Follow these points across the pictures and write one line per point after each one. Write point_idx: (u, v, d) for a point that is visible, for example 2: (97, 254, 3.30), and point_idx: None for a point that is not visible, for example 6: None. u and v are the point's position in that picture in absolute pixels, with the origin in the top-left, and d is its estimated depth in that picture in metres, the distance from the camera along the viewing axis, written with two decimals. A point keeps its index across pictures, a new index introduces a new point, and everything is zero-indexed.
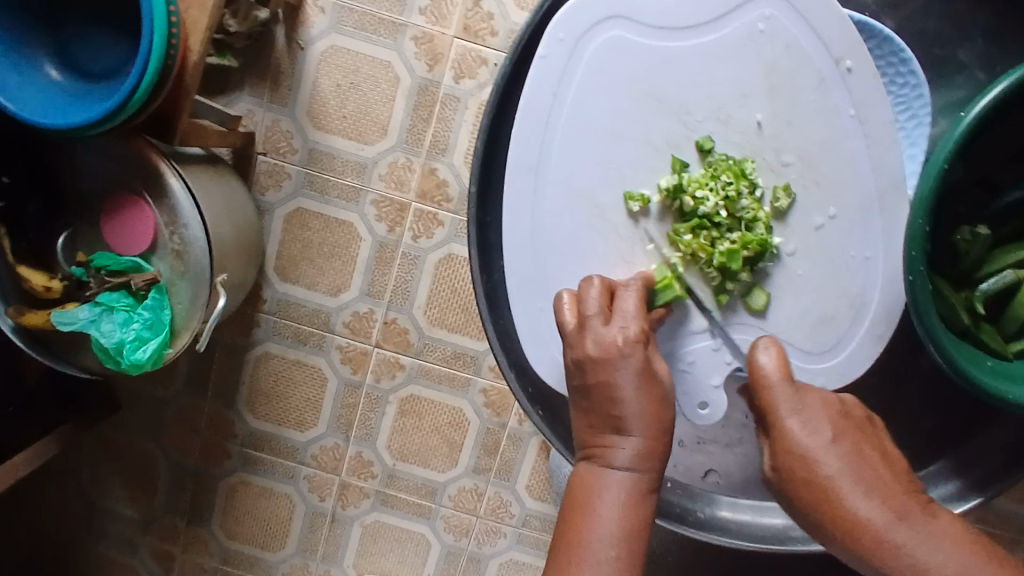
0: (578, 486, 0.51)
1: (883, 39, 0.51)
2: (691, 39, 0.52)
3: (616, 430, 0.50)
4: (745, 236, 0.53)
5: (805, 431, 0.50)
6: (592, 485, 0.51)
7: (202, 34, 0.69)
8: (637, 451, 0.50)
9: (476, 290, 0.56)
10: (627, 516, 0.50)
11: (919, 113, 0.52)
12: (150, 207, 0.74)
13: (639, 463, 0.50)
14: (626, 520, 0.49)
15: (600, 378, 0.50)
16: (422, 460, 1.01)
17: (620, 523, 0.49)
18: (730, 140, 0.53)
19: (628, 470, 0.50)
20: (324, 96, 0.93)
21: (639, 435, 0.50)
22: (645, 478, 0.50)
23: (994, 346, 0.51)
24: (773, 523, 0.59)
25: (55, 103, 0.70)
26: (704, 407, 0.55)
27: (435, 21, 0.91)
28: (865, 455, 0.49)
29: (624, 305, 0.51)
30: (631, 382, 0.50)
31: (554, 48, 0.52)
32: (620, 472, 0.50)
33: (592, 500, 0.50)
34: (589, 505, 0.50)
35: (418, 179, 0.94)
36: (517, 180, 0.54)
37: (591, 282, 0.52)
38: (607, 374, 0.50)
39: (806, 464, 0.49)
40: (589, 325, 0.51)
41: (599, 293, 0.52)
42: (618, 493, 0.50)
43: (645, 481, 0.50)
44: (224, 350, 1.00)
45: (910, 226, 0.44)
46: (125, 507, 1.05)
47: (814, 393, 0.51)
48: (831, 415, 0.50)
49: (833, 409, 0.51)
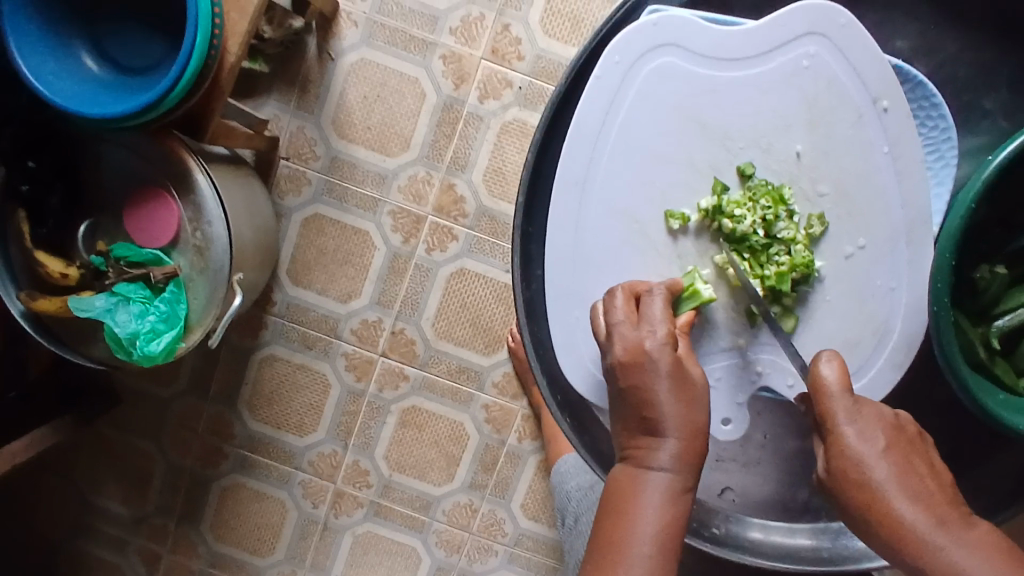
0: (617, 490, 0.51)
1: (917, 83, 0.53)
2: (737, 70, 0.54)
3: (652, 432, 0.50)
4: (793, 258, 0.55)
5: (858, 439, 0.47)
6: (630, 487, 0.50)
7: (240, 38, 0.71)
8: (674, 453, 0.50)
9: (516, 298, 0.58)
10: (667, 520, 0.49)
11: (946, 154, 0.54)
12: (176, 201, 0.75)
13: (678, 464, 0.50)
14: (664, 522, 0.49)
15: (633, 381, 0.51)
16: (419, 472, 1.01)
17: (658, 524, 0.49)
18: (769, 168, 0.55)
19: (666, 473, 0.50)
20: (350, 107, 0.95)
21: (674, 436, 0.50)
22: (683, 479, 0.50)
23: (1005, 379, 0.53)
24: (795, 543, 0.60)
25: (88, 93, 0.71)
26: (727, 424, 0.57)
27: (464, 42, 0.93)
28: (914, 466, 0.47)
29: (651, 309, 0.52)
30: (670, 386, 0.50)
31: (608, 70, 0.55)
32: (658, 474, 0.50)
33: (628, 504, 0.50)
34: (626, 510, 0.50)
35: (436, 193, 0.96)
36: (563, 193, 0.56)
37: (614, 294, 0.53)
38: (642, 377, 0.50)
39: (841, 461, 0.47)
40: (614, 330, 0.52)
41: (623, 303, 0.53)
42: (656, 495, 0.49)
43: (681, 482, 0.50)
44: (229, 350, 1.01)
45: (937, 258, 0.46)
46: (116, 503, 1.03)
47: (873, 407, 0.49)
48: (886, 428, 0.48)
49: (889, 422, 0.48)
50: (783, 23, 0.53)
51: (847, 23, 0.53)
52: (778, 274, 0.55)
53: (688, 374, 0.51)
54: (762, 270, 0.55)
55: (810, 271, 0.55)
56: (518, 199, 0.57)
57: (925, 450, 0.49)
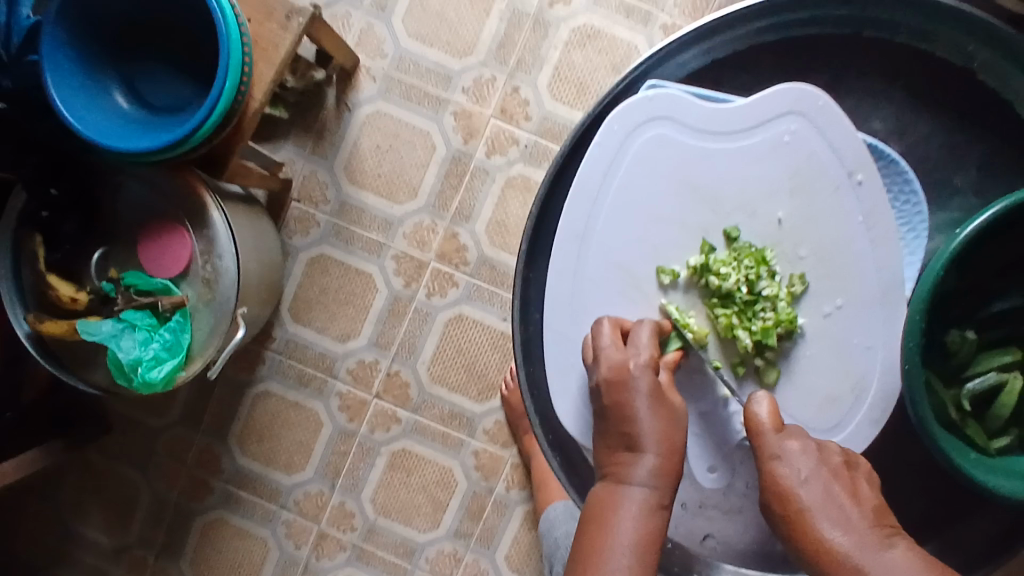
0: (598, 504, 0.54)
1: (889, 160, 0.57)
2: (725, 142, 0.58)
3: (630, 447, 0.54)
4: (778, 314, 0.58)
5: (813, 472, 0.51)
6: (611, 501, 0.53)
7: (265, 86, 0.76)
8: (651, 469, 0.53)
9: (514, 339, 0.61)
10: (644, 532, 0.52)
11: (918, 227, 0.57)
12: (191, 235, 0.78)
13: (655, 479, 0.53)
14: (641, 533, 0.52)
15: (617, 399, 0.54)
16: (405, 517, 1.01)
17: (635, 535, 0.52)
18: (755, 231, 0.58)
19: (645, 487, 0.53)
20: (363, 155, 0.99)
21: (652, 452, 0.53)
22: (659, 495, 0.53)
23: (977, 440, 0.56)
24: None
25: (114, 128, 0.75)
26: (712, 470, 0.59)
27: (475, 100, 0.98)
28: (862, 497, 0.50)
29: (638, 336, 0.56)
30: (652, 406, 0.53)
31: (608, 137, 0.58)
32: (636, 488, 0.53)
33: (608, 516, 0.52)
34: (605, 521, 0.52)
35: (439, 241, 0.99)
36: (564, 246, 0.60)
37: (602, 325, 0.57)
38: (626, 397, 0.54)
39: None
40: (601, 355, 0.56)
41: (611, 331, 0.57)
42: (633, 508, 0.52)
43: (657, 497, 0.53)
44: (226, 384, 1.02)
45: (908, 321, 0.49)
46: (96, 533, 1.02)
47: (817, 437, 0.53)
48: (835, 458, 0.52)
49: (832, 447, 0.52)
50: (767, 102, 0.57)
51: (824, 103, 0.57)
52: (763, 329, 0.57)
53: (667, 399, 0.54)
54: (748, 325, 0.57)
55: (794, 327, 0.58)
56: (522, 246, 0.60)
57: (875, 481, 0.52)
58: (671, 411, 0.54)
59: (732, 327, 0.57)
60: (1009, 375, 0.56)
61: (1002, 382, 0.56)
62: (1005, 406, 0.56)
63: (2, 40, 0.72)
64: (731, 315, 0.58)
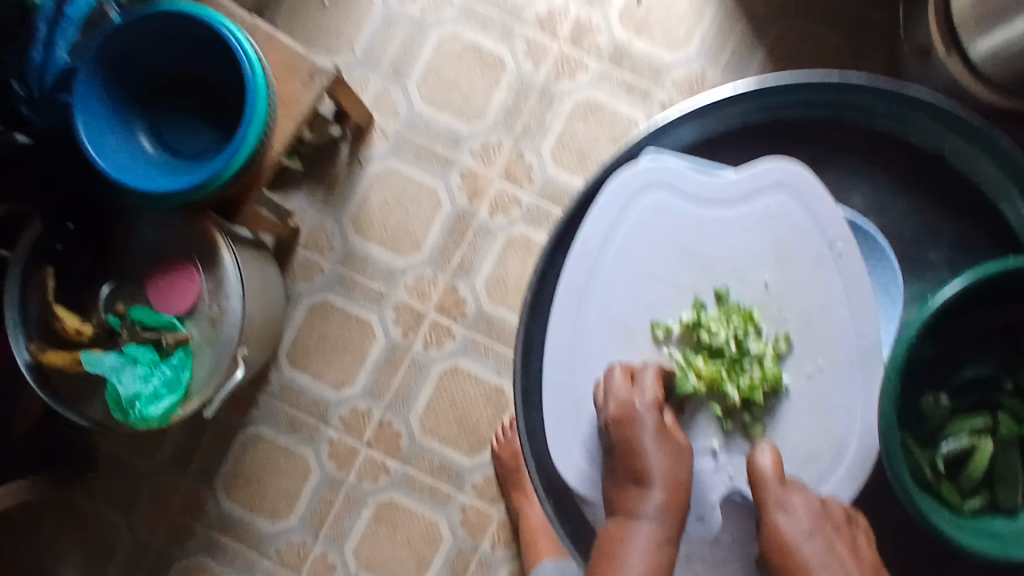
0: (607, 538, 0.55)
1: (868, 235, 0.62)
2: (716, 210, 0.62)
3: (638, 483, 0.55)
4: (764, 371, 0.60)
5: (791, 520, 0.54)
6: (622, 533, 0.54)
7: (285, 139, 0.81)
8: (659, 503, 0.54)
9: (515, 388, 0.63)
10: (652, 565, 0.53)
11: (894, 296, 0.62)
12: (200, 274, 0.81)
13: (663, 513, 0.54)
14: (648, 565, 0.53)
15: (625, 437, 0.56)
16: (388, 572, 0.99)
17: (645, 567, 0.53)
18: (743, 293, 0.62)
19: (654, 521, 0.54)
20: (371, 208, 1.03)
21: (659, 487, 0.55)
22: (667, 529, 0.54)
23: (952, 500, 0.58)
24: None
25: (137, 168, 0.78)
26: (699, 520, 0.59)
27: (482, 163, 1.03)
28: (841, 549, 0.52)
29: (644, 379, 0.58)
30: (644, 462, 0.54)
31: (610, 200, 0.62)
32: (646, 521, 0.54)
33: (618, 551, 0.54)
34: (616, 554, 0.53)
35: (439, 293, 1.02)
36: (565, 300, 0.62)
37: (613, 371, 0.60)
38: (633, 433, 0.56)
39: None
40: (610, 395, 0.58)
41: (621, 377, 0.59)
42: (642, 541, 0.54)
43: (665, 531, 0.54)
44: (217, 426, 1.02)
45: (886, 383, 0.52)
46: (69, 574, 1.00)
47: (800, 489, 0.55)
48: (812, 509, 0.54)
49: (815, 503, 0.55)
50: (756, 175, 0.61)
51: (808, 180, 0.61)
52: (749, 385, 0.59)
53: (672, 437, 0.56)
54: (736, 381, 0.60)
55: (779, 385, 0.60)
56: (526, 296, 0.64)
57: (852, 535, 0.54)
58: (675, 449, 0.56)
59: (720, 381, 0.59)
60: (981, 439, 0.59)
61: (974, 445, 0.59)
62: (978, 468, 0.58)
63: (37, 79, 0.77)
64: (720, 369, 0.60)
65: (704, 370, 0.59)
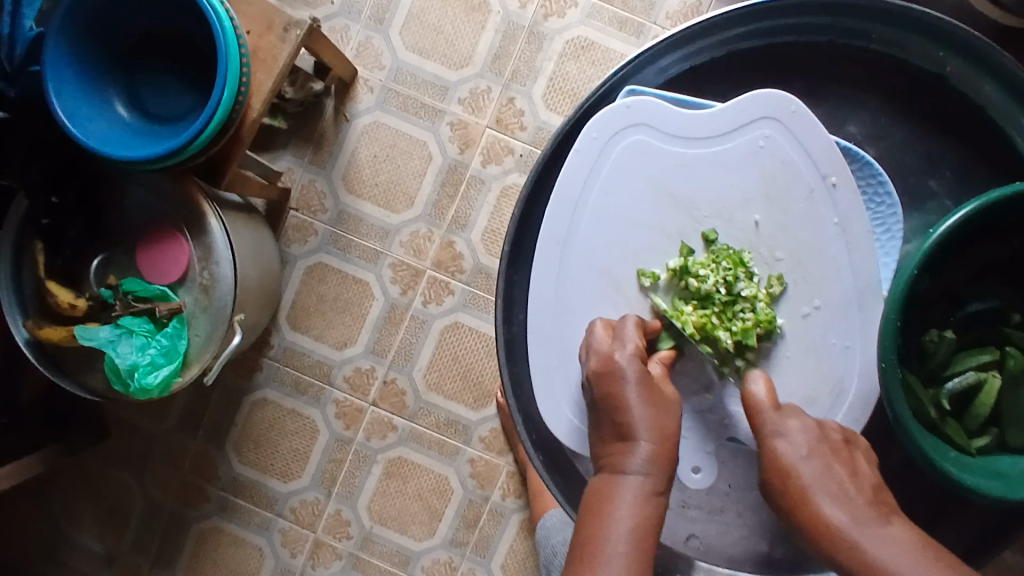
0: (595, 494, 0.53)
1: (864, 164, 0.58)
2: (701, 148, 0.59)
3: (622, 436, 0.53)
4: (757, 314, 0.58)
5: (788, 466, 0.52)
6: (607, 491, 0.52)
7: (264, 95, 0.77)
8: (645, 456, 0.52)
9: (497, 338, 0.61)
10: (640, 519, 0.51)
11: (892, 227, 0.59)
12: (188, 242, 0.79)
13: (650, 467, 0.52)
14: (637, 521, 0.50)
15: (607, 391, 0.54)
16: (401, 526, 1.01)
17: (632, 522, 0.50)
18: (732, 234, 0.59)
19: (641, 474, 0.52)
20: (361, 165, 1.01)
21: (645, 440, 0.52)
22: (653, 483, 0.52)
23: (957, 439, 0.56)
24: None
25: (117, 136, 0.76)
26: (697, 471, 0.60)
27: (471, 111, 1.00)
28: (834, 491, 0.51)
29: (624, 329, 0.56)
30: (636, 407, 0.53)
31: (588, 144, 0.59)
32: (632, 477, 0.52)
33: (605, 506, 0.51)
34: (602, 510, 0.51)
35: (436, 249, 1.00)
36: (546, 251, 0.60)
37: (594, 326, 0.58)
38: (616, 387, 0.53)
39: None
40: (591, 349, 0.57)
41: (603, 331, 0.57)
42: (629, 496, 0.51)
43: (652, 484, 0.52)
44: (223, 391, 1.02)
45: (884, 320, 0.50)
46: (91, 539, 1.03)
47: (794, 435, 0.54)
48: (805, 455, 0.53)
49: (808, 449, 0.53)
50: (742, 108, 0.58)
51: (798, 109, 0.58)
52: (742, 329, 0.57)
53: (659, 388, 0.54)
54: (728, 326, 0.57)
55: (773, 328, 0.58)
56: (506, 247, 0.61)
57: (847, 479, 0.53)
58: (661, 398, 0.53)
59: (711, 327, 0.57)
60: (987, 374, 0.58)
61: (981, 381, 0.58)
62: (985, 404, 0.57)
63: (7, 54, 0.74)
64: (709, 316, 0.57)
65: (693, 318, 0.57)
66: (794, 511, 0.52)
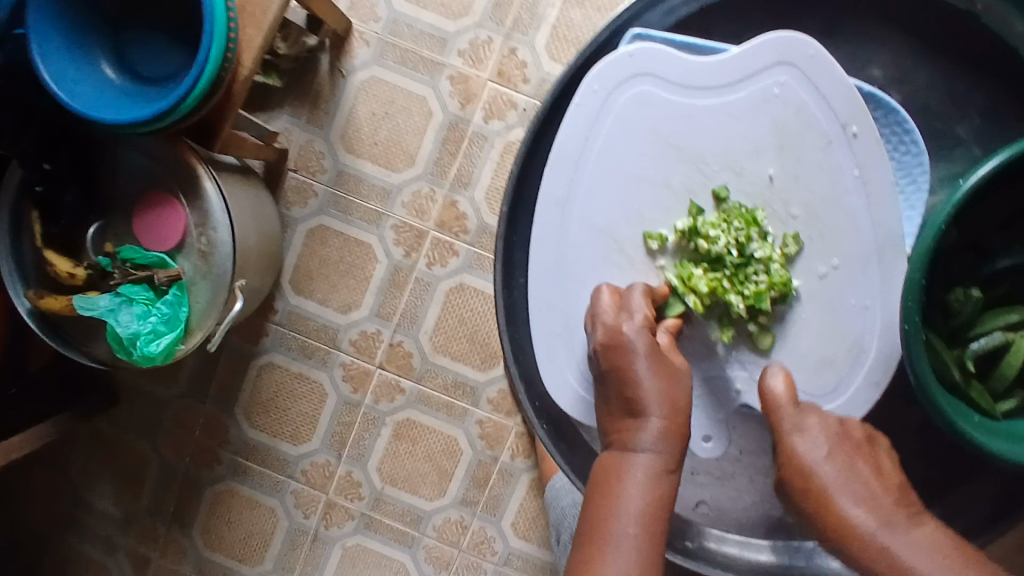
0: (604, 471, 0.52)
1: (888, 110, 0.55)
2: (710, 98, 0.56)
3: (632, 412, 0.52)
4: (772, 277, 0.55)
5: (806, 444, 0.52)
6: (617, 471, 0.51)
7: (255, 52, 0.73)
8: (656, 432, 0.51)
9: (496, 302, 0.59)
10: (652, 499, 0.50)
11: (918, 178, 0.55)
12: (183, 207, 0.77)
13: (661, 443, 0.51)
14: (649, 500, 0.50)
15: (615, 365, 0.52)
16: (411, 486, 1.01)
17: (644, 503, 0.50)
18: (743, 190, 0.56)
19: (653, 452, 0.51)
20: (359, 123, 0.97)
21: (656, 416, 0.51)
22: (666, 462, 0.51)
23: (981, 403, 0.53)
24: (761, 559, 0.61)
25: (106, 100, 0.74)
26: (707, 440, 0.58)
27: (472, 64, 0.96)
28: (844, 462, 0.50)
29: (631, 299, 0.54)
30: (644, 372, 0.51)
31: (588, 98, 0.56)
32: (644, 455, 0.51)
33: (613, 486, 0.50)
34: (611, 491, 0.50)
35: (438, 209, 0.98)
36: (546, 213, 0.58)
37: (601, 293, 0.56)
38: (625, 359, 0.52)
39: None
40: (597, 319, 0.55)
41: (610, 299, 0.56)
42: (640, 475, 0.50)
43: (664, 462, 0.51)
44: (230, 356, 1.02)
45: (908, 278, 0.47)
46: (108, 503, 1.04)
47: (807, 417, 0.53)
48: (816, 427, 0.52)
49: (822, 429, 0.53)
50: (753, 53, 0.55)
51: (815, 53, 0.54)
52: (756, 292, 0.55)
53: (666, 358, 0.52)
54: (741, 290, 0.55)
55: (788, 290, 0.56)
56: (503, 207, 0.58)
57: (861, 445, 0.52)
58: (670, 369, 0.52)
59: (722, 290, 0.55)
60: (1015, 334, 0.55)
61: (1008, 341, 0.55)
62: (1011, 366, 0.54)
63: None
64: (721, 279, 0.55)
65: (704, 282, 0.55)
66: (804, 475, 0.51)
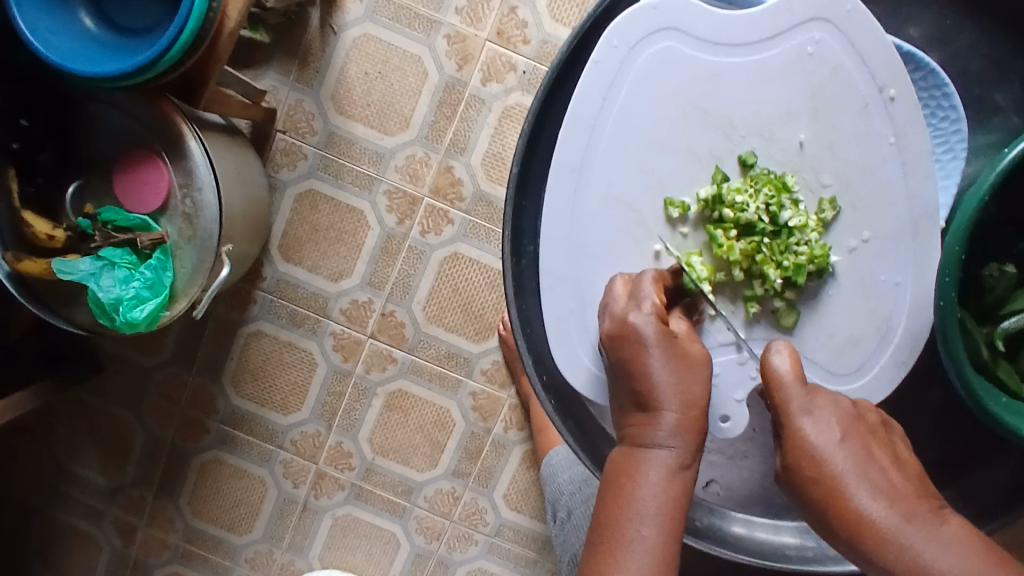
0: (615, 470, 0.50)
1: (928, 72, 0.53)
2: (738, 57, 0.53)
3: (642, 407, 0.50)
4: (811, 249, 0.54)
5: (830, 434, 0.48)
6: (632, 467, 0.49)
7: (240, 5, 0.68)
8: (672, 426, 0.49)
9: (504, 268, 0.57)
10: (666, 497, 0.48)
11: (956, 147, 0.54)
12: (166, 165, 0.73)
13: (679, 438, 0.49)
14: (664, 499, 0.48)
15: (623, 351, 0.50)
16: (403, 457, 1.00)
17: (660, 501, 0.48)
18: (772, 157, 0.54)
19: (668, 448, 0.48)
20: (351, 83, 0.93)
21: (672, 409, 0.49)
22: (685, 457, 0.49)
23: (1010, 384, 0.52)
24: (778, 541, 0.60)
25: (86, 51, 0.69)
26: (725, 420, 0.56)
27: (469, 22, 0.92)
28: None
29: (642, 287, 0.52)
30: (663, 350, 0.49)
31: (607, 54, 0.53)
32: (661, 450, 0.48)
33: (625, 484, 0.49)
34: (624, 488, 0.49)
35: (433, 175, 0.94)
36: (560, 180, 0.55)
37: (613, 289, 0.54)
38: (635, 339, 0.50)
39: (800, 441, 0.46)
40: (607, 307, 0.53)
41: (623, 290, 0.54)
42: (657, 471, 0.48)
43: (679, 458, 0.48)
44: (217, 323, 0.99)
45: (947, 252, 0.46)
46: (93, 472, 1.02)
47: (825, 395, 0.48)
48: (842, 418, 0.47)
49: (844, 413, 0.48)
50: (787, 8, 0.53)
51: (853, 8, 0.52)
52: (795, 264, 0.54)
53: (682, 348, 0.50)
54: (780, 261, 0.54)
55: (826, 265, 0.54)
56: (513, 168, 0.56)
57: (889, 440, 0.48)
58: (684, 356, 0.50)
59: (756, 258, 0.55)
60: None
61: None
62: None
63: None
64: (759, 247, 0.55)
65: (742, 248, 0.55)
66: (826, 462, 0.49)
